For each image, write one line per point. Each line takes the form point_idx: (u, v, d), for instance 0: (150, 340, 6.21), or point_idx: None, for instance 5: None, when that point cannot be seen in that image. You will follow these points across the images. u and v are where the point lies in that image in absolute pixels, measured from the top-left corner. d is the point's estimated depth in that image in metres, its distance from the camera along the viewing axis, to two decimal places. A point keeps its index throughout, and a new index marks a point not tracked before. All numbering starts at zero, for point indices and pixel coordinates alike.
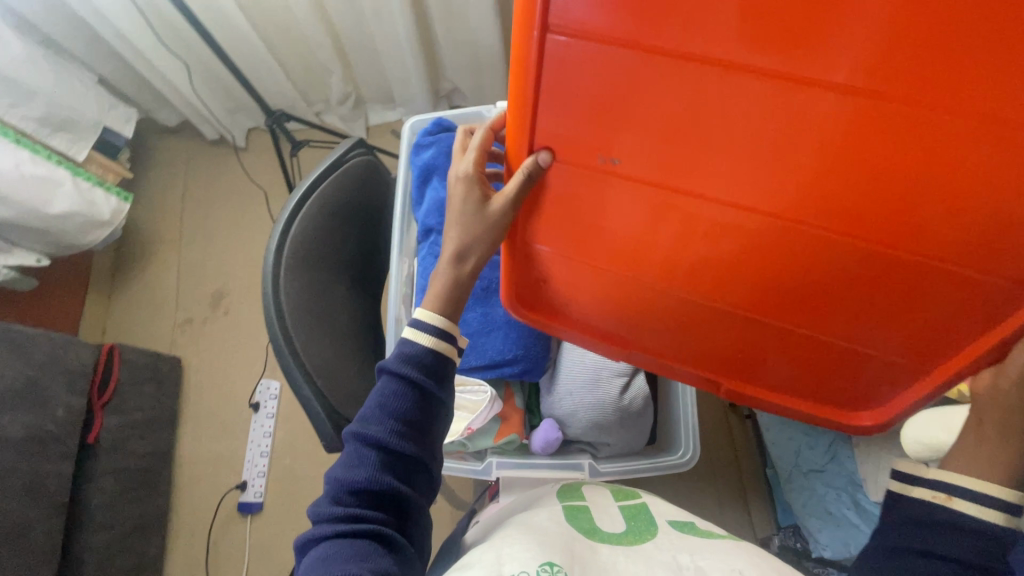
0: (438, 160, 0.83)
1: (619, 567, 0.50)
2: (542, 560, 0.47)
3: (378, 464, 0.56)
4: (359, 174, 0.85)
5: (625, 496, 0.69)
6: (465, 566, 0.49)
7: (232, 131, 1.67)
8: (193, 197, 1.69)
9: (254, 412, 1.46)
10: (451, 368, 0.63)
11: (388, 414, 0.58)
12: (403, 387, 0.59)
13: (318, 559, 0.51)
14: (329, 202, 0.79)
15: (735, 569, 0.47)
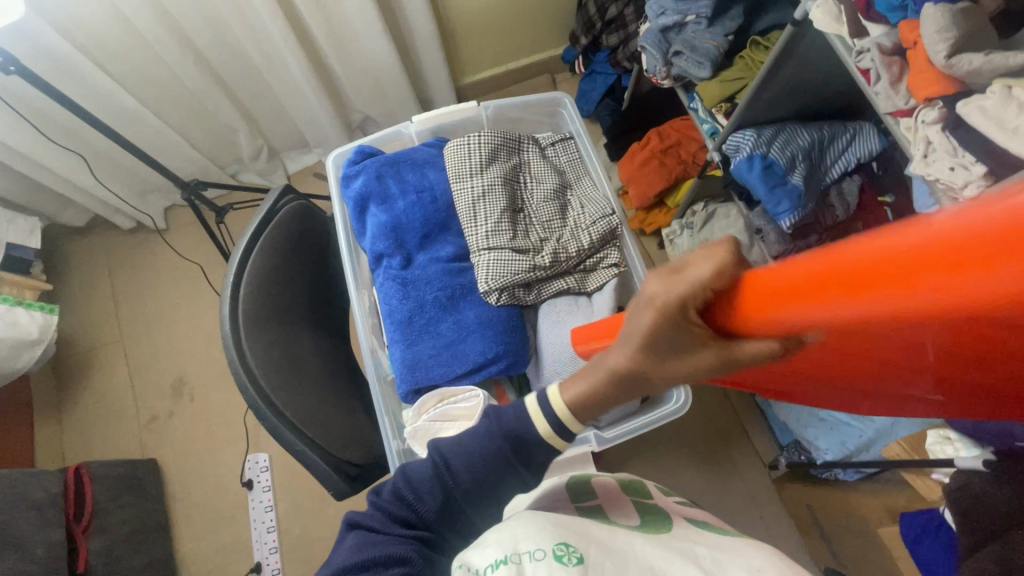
0: (370, 186, 0.83)
1: (635, 545, 0.48)
2: (557, 538, 0.46)
3: (439, 489, 0.56)
4: (293, 221, 0.83)
5: (637, 494, 0.67)
6: (478, 542, 0.48)
7: (148, 214, 1.60)
8: (124, 292, 1.61)
9: (250, 490, 1.40)
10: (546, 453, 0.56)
11: (470, 461, 0.56)
12: (493, 441, 0.55)
13: (352, 547, 0.53)
14: (271, 256, 0.77)
15: (755, 567, 0.43)
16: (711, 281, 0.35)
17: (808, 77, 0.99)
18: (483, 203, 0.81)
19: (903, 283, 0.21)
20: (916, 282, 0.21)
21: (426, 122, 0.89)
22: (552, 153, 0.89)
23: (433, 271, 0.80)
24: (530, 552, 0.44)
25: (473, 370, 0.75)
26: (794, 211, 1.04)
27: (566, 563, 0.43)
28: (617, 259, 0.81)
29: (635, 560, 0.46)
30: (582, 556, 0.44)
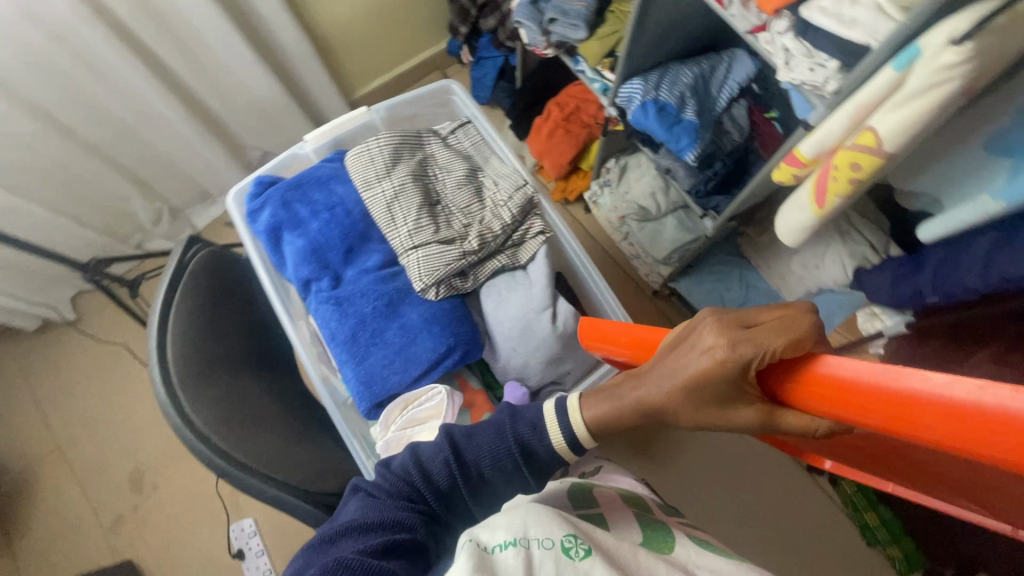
0: (279, 215, 0.80)
1: (640, 559, 0.49)
2: (566, 530, 0.47)
3: (451, 475, 0.61)
4: (207, 267, 0.77)
5: (637, 506, 0.64)
6: (492, 519, 0.49)
7: (53, 308, 1.47)
8: (49, 396, 1.48)
9: (243, 559, 1.33)
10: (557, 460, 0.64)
11: (484, 458, 0.62)
12: (507, 445, 0.62)
13: (355, 510, 0.59)
14: (193, 310, 0.72)
15: None
16: (780, 348, 0.42)
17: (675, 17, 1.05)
18: (398, 204, 0.81)
19: (972, 427, 0.28)
20: (975, 422, 0.27)
21: (321, 138, 0.88)
22: (455, 141, 0.90)
23: (366, 283, 0.79)
24: (539, 540, 0.45)
25: (430, 367, 0.75)
26: (695, 144, 1.08)
27: (572, 559, 0.44)
28: (541, 226, 0.83)
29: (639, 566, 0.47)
30: (589, 549, 0.45)
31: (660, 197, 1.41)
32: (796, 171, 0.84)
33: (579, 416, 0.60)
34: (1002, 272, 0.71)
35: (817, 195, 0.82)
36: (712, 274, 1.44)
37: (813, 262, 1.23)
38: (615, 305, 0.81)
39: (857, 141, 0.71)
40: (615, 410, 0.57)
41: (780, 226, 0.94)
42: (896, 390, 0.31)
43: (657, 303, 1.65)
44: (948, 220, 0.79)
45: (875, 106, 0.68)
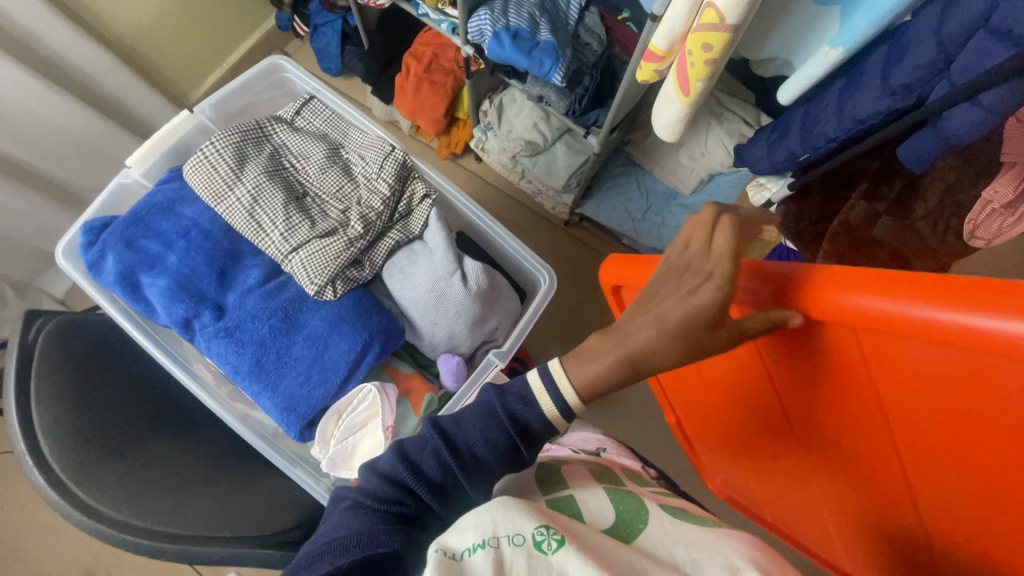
0: (126, 258, 0.69)
1: (613, 544, 0.45)
2: (538, 521, 0.42)
3: (443, 465, 0.52)
4: (68, 333, 0.65)
5: (604, 481, 0.60)
6: (461, 517, 0.44)
7: None
8: None
9: None
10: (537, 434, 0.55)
11: (481, 445, 0.52)
12: (502, 425, 0.52)
13: (333, 525, 0.50)
14: (63, 386, 0.60)
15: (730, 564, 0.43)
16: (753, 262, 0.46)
17: None
18: (260, 209, 0.72)
19: (872, 311, 0.37)
20: (959, 328, 0.32)
21: (146, 160, 0.76)
22: (303, 122, 0.81)
23: (252, 303, 0.71)
24: (509, 537, 0.40)
25: (353, 369, 0.70)
26: (558, 63, 1.04)
27: (544, 553, 0.40)
28: (425, 188, 0.77)
29: (613, 551, 0.44)
30: (562, 538, 0.41)
31: (543, 126, 1.39)
32: (656, 67, 0.83)
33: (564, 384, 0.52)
34: (856, 116, 0.77)
35: (680, 86, 0.82)
36: (613, 187, 1.46)
37: (698, 150, 1.28)
38: (523, 248, 0.78)
39: (702, 22, 0.70)
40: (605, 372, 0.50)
41: (657, 126, 0.94)
42: (837, 295, 0.39)
43: (570, 231, 1.67)
44: (798, 78, 0.82)
45: None
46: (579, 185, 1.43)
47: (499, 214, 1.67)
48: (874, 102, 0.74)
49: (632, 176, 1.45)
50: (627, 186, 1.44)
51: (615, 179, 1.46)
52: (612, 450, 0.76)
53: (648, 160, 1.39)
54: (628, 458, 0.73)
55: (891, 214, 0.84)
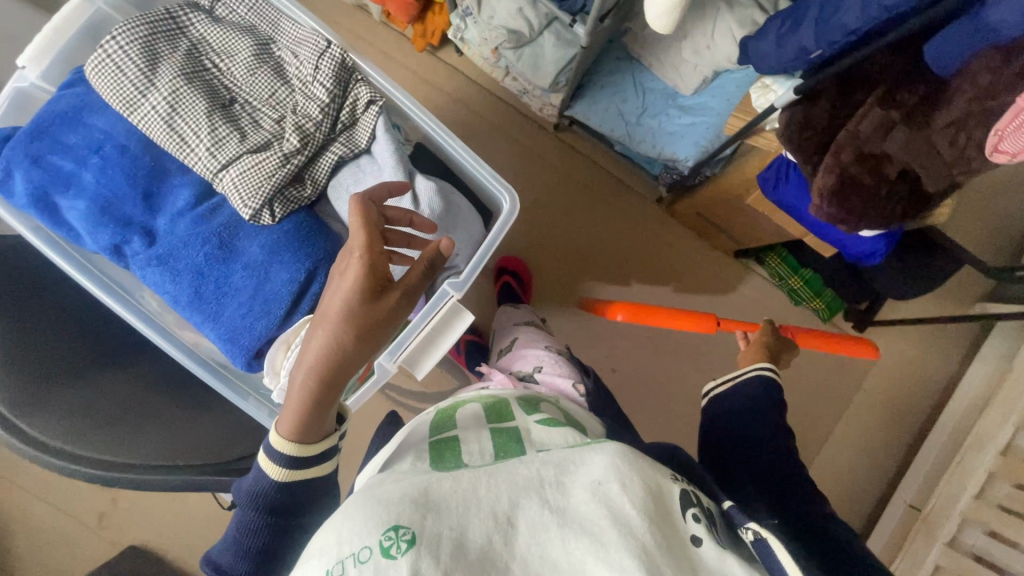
0: (38, 178, 0.62)
1: (480, 497, 0.51)
2: (385, 526, 0.46)
3: (259, 525, 0.58)
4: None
5: (500, 419, 0.73)
6: (309, 542, 0.48)
7: None
8: None
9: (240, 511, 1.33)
10: (308, 445, 0.59)
11: (239, 550, 0.59)
12: (252, 522, 0.59)
13: None
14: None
15: (594, 482, 0.53)
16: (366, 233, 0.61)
17: None
18: (180, 117, 0.63)
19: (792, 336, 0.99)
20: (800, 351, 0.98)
21: (39, 59, 0.70)
22: (224, 10, 0.68)
23: (183, 229, 0.65)
24: (356, 554, 0.45)
25: (297, 300, 0.65)
26: None
27: (394, 557, 0.44)
28: (369, 93, 0.67)
29: (478, 510, 0.49)
30: (412, 538, 0.45)
31: (527, 12, 1.21)
32: None
33: (277, 441, 0.59)
34: (883, 2, 0.64)
35: None
36: (606, 86, 1.31)
37: (704, 43, 1.12)
38: (480, 166, 0.69)
39: None
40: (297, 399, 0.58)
41: (651, 14, 0.79)
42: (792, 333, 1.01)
43: (559, 136, 1.54)
44: None
45: None
46: (568, 84, 1.29)
47: (485, 115, 1.54)
48: None
49: (629, 73, 1.29)
50: (622, 84, 1.29)
51: (610, 75, 1.30)
52: (551, 368, 1.05)
53: (646, 55, 1.23)
54: (559, 377, 1.03)
55: (907, 125, 0.74)
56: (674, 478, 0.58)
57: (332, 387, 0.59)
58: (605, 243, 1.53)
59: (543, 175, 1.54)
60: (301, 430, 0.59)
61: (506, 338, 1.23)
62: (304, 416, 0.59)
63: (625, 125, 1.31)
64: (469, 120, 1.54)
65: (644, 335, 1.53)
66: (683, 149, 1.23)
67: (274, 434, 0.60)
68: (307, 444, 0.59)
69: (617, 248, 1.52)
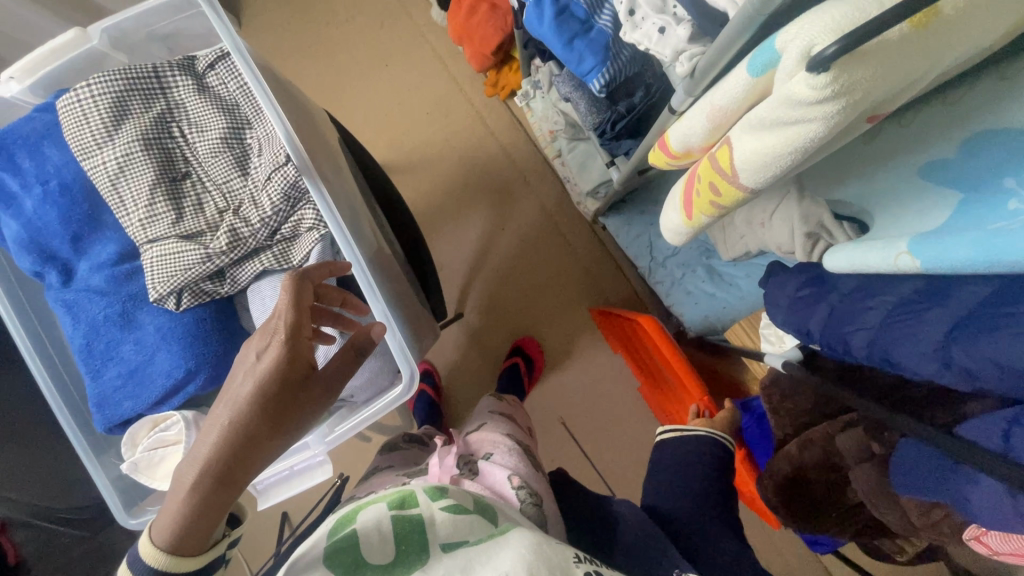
0: None
1: None
2: None
3: None
4: None
5: (403, 504, 0.52)
6: None
7: None
8: None
9: None
10: (188, 553, 0.47)
11: None
12: None
13: None
14: None
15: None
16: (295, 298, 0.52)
17: None
18: (125, 180, 0.62)
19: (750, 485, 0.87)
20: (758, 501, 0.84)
21: (29, 73, 0.64)
22: (215, 79, 0.66)
23: (96, 283, 0.64)
24: None
25: (170, 393, 0.64)
26: (603, 68, 0.81)
27: None
28: (314, 219, 0.63)
29: None
30: None
31: None
32: (667, 160, 0.59)
33: (148, 553, 0.47)
34: (891, 355, 0.53)
35: (686, 202, 0.58)
36: (644, 210, 1.21)
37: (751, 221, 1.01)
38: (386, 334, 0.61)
39: (717, 155, 0.46)
40: (178, 501, 0.47)
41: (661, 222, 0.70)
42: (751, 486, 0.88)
43: (597, 228, 1.43)
44: (853, 256, 0.53)
45: (740, 113, 0.42)
46: (605, 200, 1.20)
47: (529, 182, 1.46)
48: (917, 360, 0.50)
49: None
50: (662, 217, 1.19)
51: (654, 203, 1.21)
52: (497, 455, 0.71)
53: None
54: (498, 468, 0.67)
55: (879, 466, 0.60)
56: (577, 559, 0.48)
57: (228, 493, 0.49)
58: (601, 356, 1.41)
59: (562, 260, 1.43)
60: (189, 537, 0.47)
61: (474, 422, 0.88)
62: (192, 520, 0.47)
63: (650, 259, 1.20)
64: (511, 178, 1.47)
65: (603, 470, 1.36)
66: (691, 314, 1.13)
67: (145, 545, 0.47)
68: (184, 556, 0.47)
69: (610, 366, 1.40)
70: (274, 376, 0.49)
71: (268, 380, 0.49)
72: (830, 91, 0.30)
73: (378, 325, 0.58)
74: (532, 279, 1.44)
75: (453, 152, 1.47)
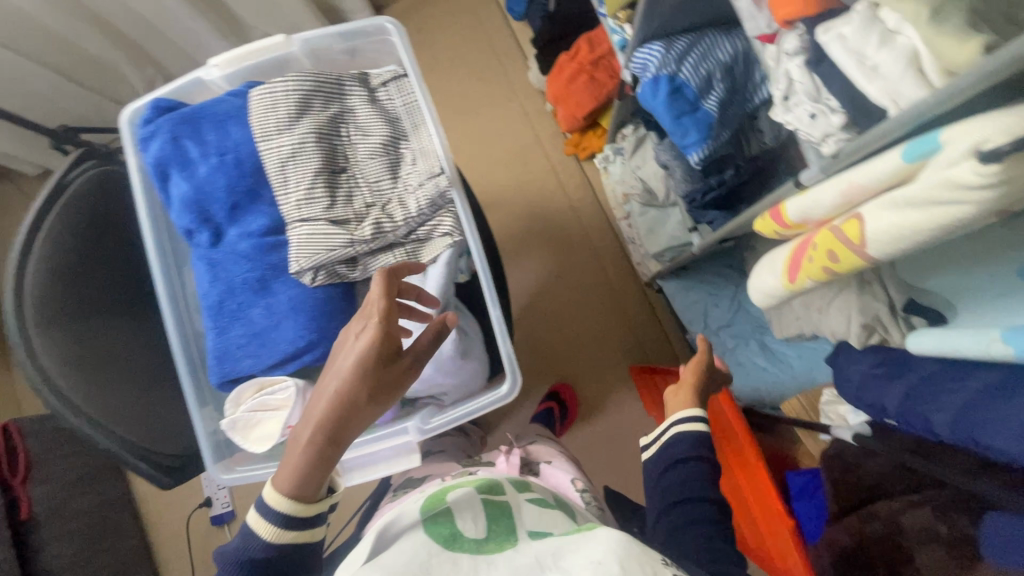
0: (167, 152, 0.71)
1: None
2: None
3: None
4: (87, 195, 0.72)
5: (491, 491, 0.58)
6: None
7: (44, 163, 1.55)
8: None
9: None
10: (305, 501, 0.54)
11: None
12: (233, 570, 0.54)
13: None
14: (54, 251, 0.67)
15: (595, 560, 0.43)
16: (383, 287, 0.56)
17: None
18: (295, 165, 0.70)
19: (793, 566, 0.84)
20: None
21: (229, 64, 0.74)
22: (384, 95, 0.75)
23: (243, 249, 0.71)
24: None
25: (286, 359, 0.69)
26: (704, 143, 0.91)
27: None
28: (450, 227, 0.70)
29: None
30: None
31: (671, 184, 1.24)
32: (777, 228, 0.66)
33: (273, 499, 0.54)
34: (976, 437, 0.56)
35: (791, 265, 0.65)
36: (703, 279, 1.28)
37: None
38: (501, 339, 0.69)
39: (842, 226, 0.53)
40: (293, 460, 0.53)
41: (752, 282, 0.77)
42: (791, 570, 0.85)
43: (648, 290, 1.50)
44: (944, 340, 0.58)
45: (876, 192, 0.49)
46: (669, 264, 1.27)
47: (591, 236, 1.55)
48: (1007, 443, 0.53)
49: (733, 284, 1.26)
50: (721, 288, 1.26)
51: (713, 276, 1.28)
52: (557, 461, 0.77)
53: None
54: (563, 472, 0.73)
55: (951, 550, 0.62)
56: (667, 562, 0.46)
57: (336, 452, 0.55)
58: (634, 413, 1.43)
59: (611, 315, 1.49)
60: (309, 482, 0.54)
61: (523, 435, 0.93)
62: (304, 477, 0.53)
63: (704, 325, 1.26)
64: (573, 231, 1.55)
65: None
66: (739, 385, 1.17)
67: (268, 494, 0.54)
68: (303, 502, 0.54)
69: (641, 424, 1.42)
70: (369, 356, 0.54)
71: (365, 360, 0.54)
72: (993, 181, 0.38)
73: (452, 313, 0.61)
74: (580, 328, 1.49)
75: (525, 197, 1.58)
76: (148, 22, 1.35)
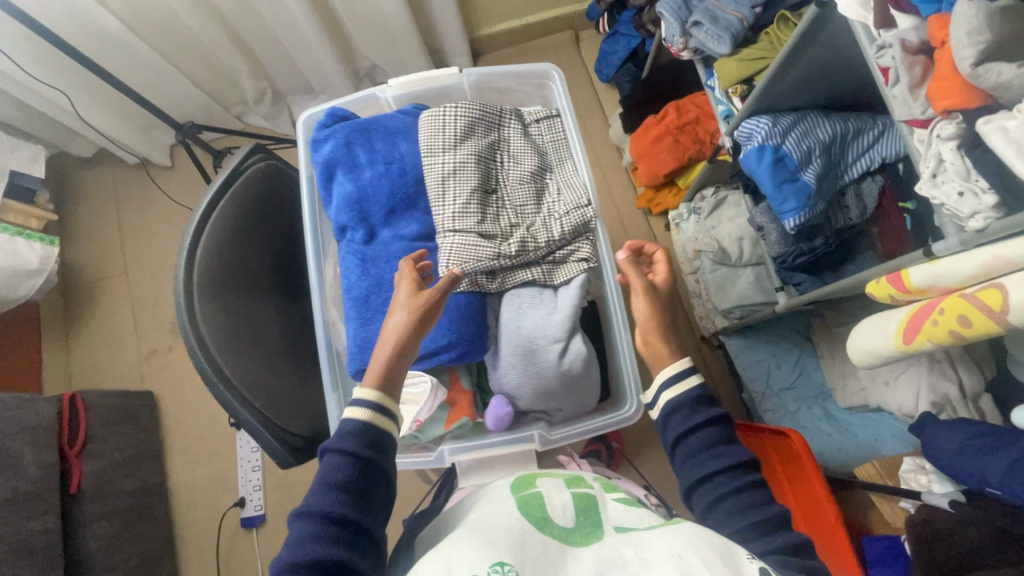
0: (338, 153, 0.78)
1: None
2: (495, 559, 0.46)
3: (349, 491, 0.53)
4: (258, 183, 0.79)
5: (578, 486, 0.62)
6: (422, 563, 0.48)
7: (151, 152, 1.66)
8: (129, 231, 1.69)
9: (241, 506, 1.45)
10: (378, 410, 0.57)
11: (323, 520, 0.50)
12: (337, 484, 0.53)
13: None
14: (227, 229, 0.73)
15: (676, 553, 0.46)
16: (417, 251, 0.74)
17: (821, 77, 0.94)
18: (453, 180, 0.77)
19: None
20: None
21: (401, 86, 0.83)
22: (535, 131, 0.84)
23: (395, 250, 0.77)
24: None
25: (422, 357, 0.74)
26: (801, 211, 0.97)
27: None
28: (588, 253, 0.77)
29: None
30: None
31: (746, 246, 1.31)
32: (895, 292, 0.71)
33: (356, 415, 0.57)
34: None
35: (906, 328, 0.69)
36: (767, 339, 1.33)
37: (885, 377, 1.11)
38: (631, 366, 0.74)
39: (978, 294, 0.58)
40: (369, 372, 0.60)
41: (854, 341, 0.81)
42: None
43: None
44: None
45: (1019, 266, 0.55)
46: (737, 321, 1.32)
47: None
48: None
49: (798, 348, 1.30)
50: (786, 350, 1.30)
51: (778, 338, 1.33)
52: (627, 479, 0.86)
53: (827, 349, 1.25)
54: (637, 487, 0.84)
55: None
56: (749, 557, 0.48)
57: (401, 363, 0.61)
58: None
59: None
60: (383, 397, 0.58)
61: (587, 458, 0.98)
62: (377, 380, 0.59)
63: (766, 386, 1.29)
64: None
65: None
66: None
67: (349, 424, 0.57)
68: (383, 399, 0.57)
69: None
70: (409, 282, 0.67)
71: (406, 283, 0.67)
72: None
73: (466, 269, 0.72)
74: None
75: None
76: (279, 40, 1.49)
